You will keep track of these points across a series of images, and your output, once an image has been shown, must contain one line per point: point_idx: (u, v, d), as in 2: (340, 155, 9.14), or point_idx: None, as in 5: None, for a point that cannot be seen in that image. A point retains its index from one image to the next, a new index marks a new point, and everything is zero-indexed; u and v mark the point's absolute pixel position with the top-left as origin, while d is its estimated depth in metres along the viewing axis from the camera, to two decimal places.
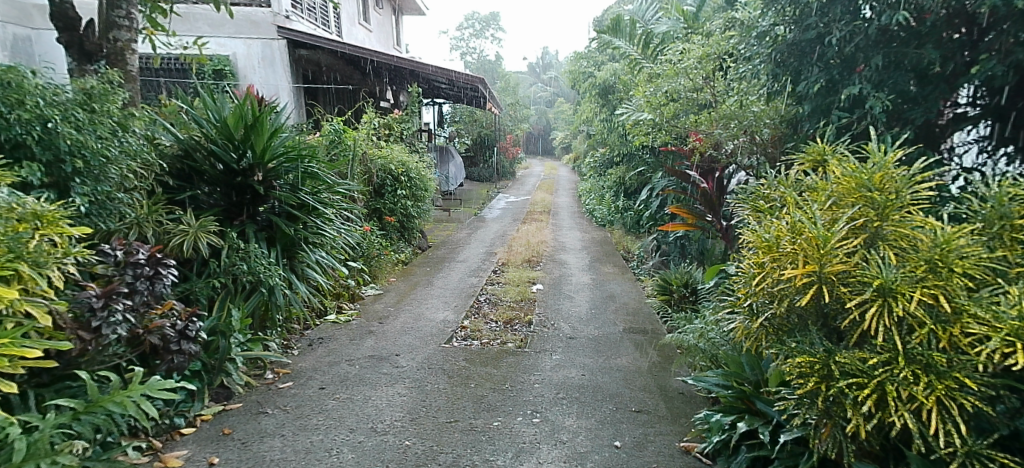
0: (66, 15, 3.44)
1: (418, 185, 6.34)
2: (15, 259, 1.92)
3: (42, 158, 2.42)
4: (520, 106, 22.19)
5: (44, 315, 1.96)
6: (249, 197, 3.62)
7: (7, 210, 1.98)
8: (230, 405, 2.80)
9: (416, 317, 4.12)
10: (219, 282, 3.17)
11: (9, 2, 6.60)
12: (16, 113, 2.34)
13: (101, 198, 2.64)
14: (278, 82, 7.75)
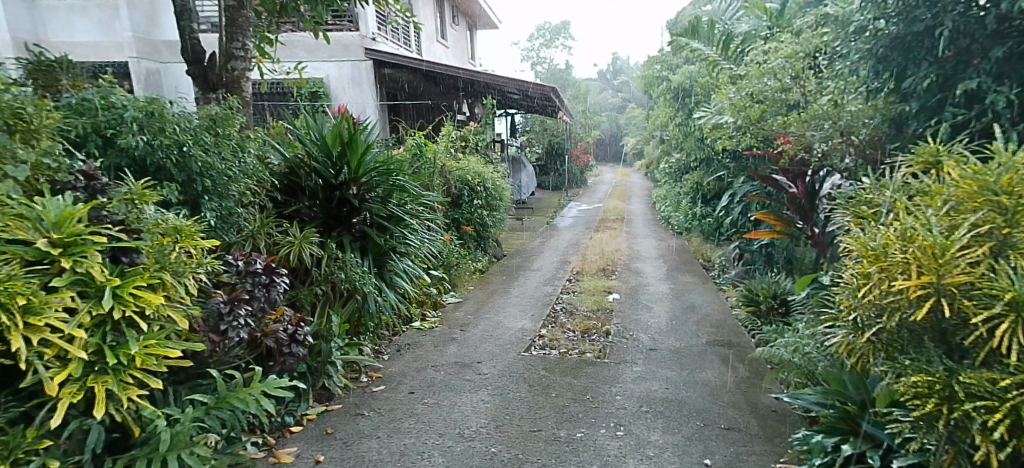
0: (194, 49, 3.85)
1: (494, 194, 6.48)
2: (160, 269, 2.05)
3: (179, 178, 2.70)
4: (590, 113, 22.07)
5: (183, 320, 2.06)
6: (347, 210, 3.83)
7: (154, 226, 2.18)
8: (331, 406, 2.99)
9: (494, 325, 4.21)
10: (321, 290, 3.39)
11: (144, 40, 7.65)
12: (158, 139, 2.61)
13: (225, 213, 2.91)
14: (365, 101, 8.19)
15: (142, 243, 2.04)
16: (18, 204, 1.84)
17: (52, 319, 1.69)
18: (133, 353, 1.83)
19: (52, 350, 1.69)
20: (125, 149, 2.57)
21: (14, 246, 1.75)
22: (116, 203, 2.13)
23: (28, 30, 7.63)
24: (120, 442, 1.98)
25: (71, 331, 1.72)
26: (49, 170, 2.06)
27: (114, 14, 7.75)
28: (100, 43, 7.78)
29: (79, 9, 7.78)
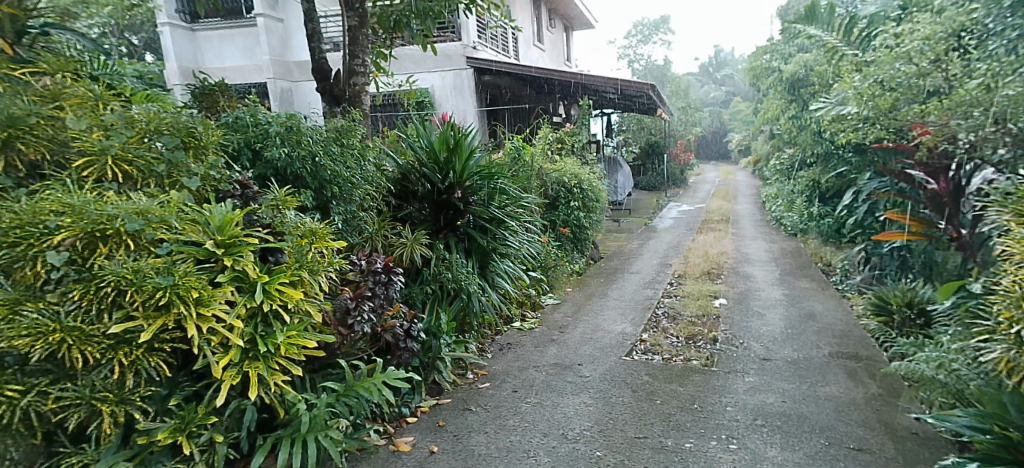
0: (321, 67, 4.22)
1: (591, 195, 6.44)
2: (299, 267, 2.24)
3: (312, 185, 2.97)
4: (690, 109, 21.25)
5: (317, 313, 2.24)
6: (452, 213, 4.01)
7: (295, 228, 2.39)
8: (442, 400, 3.11)
9: (594, 328, 4.18)
10: (431, 289, 3.56)
11: (279, 63, 8.56)
12: (296, 150, 2.88)
13: (350, 217, 3.15)
14: (467, 108, 8.50)
15: (284, 244, 2.25)
16: (191, 209, 2.11)
17: (218, 310, 1.90)
18: (278, 342, 2.03)
19: (216, 338, 1.90)
20: (271, 160, 2.88)
21: (187, 246, 2.00)
22: (264, 209, 2.40)
23: (188, 57, 8.75)
24: (267, 423, 2.20)
25: (232, 321, 1.92)
26: (214, 181, 2.36)
27: (255, 40, 8.71)
28: (244, 65, 8.73)
29: (229, 37, 8.82)
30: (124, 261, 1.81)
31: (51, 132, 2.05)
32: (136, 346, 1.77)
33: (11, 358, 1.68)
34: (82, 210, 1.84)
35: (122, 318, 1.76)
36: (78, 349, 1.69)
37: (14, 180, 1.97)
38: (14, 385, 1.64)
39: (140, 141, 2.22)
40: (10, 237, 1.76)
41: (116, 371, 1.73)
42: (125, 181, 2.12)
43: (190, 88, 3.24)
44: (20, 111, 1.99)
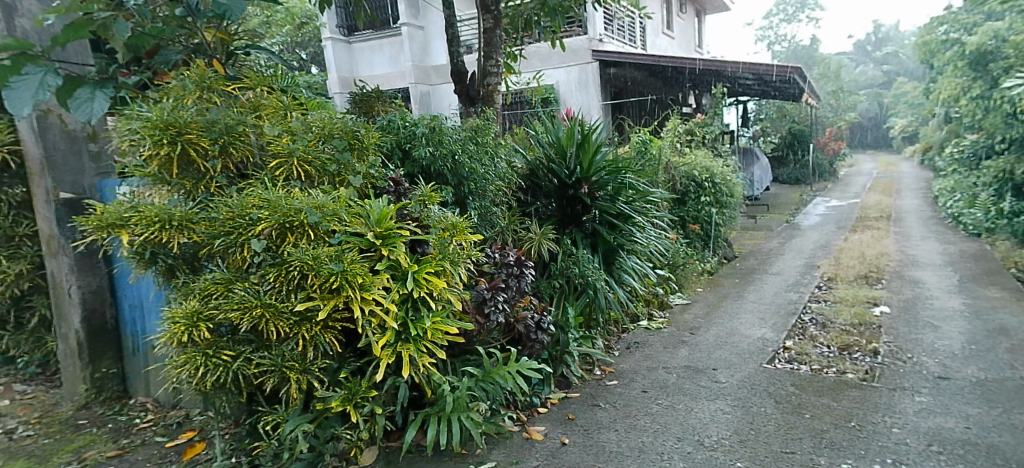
0: (458, 70, 4.45)
1: (724, 190, 6.10)
2: (443, 258, 2.37)
3: (452, 182, 3.15)
4: (842, 92, 19.26)
5: (457, 301, 2.37)
6: (579, 208, 3.98)
7: (439, 221, 2.53)
8: (571, 394, 3.06)
9: (729, 332, 3.98)
10: (558, 283, 3.57)
11: (419, 68, 9.14)
12: (437, 149, 3.07)
13: (483, 212, 3.27)
14: (591, 102, 8.48)
15: (430, 236, 2.40)
16: (356, 204, 2.34)
17: (377, 294, 2.09)
18: (426, 327, 2.19)
19: (376, 320, 2.10)
20: (418, 159, 3.10)
21: (353, 236, 2.22)
22: (413, 204, 2.58)
23: (345, 67, 9.69)
24: (416, 400, 2.39)
25: (388, 305, 2.10)
26: (374, 178, 2.61)
27: (400, 48, 9.41)
28: (390, 72, 9.46)
29: (378, 46, 9.59)
30: (306, 249, 2.06)
31: (253, 138, 2.40)
32: (315, 323, 2.02)
33: (225, 329, 2.04)
34: (276, 204, 2.11)
35: (304, 298, 2.02)
36: (272, 323, 1.98)
37: (227, 179, 2.35)
38: (227, 350, 2.00)
39: (319, 143, 2.51)
40: (225, 227, 2.11)
41: (300, 344, 2.00)
42: (306, 179, 2.41)
43: (352, 96, 3.60)
44: (233, 120, 2.33)
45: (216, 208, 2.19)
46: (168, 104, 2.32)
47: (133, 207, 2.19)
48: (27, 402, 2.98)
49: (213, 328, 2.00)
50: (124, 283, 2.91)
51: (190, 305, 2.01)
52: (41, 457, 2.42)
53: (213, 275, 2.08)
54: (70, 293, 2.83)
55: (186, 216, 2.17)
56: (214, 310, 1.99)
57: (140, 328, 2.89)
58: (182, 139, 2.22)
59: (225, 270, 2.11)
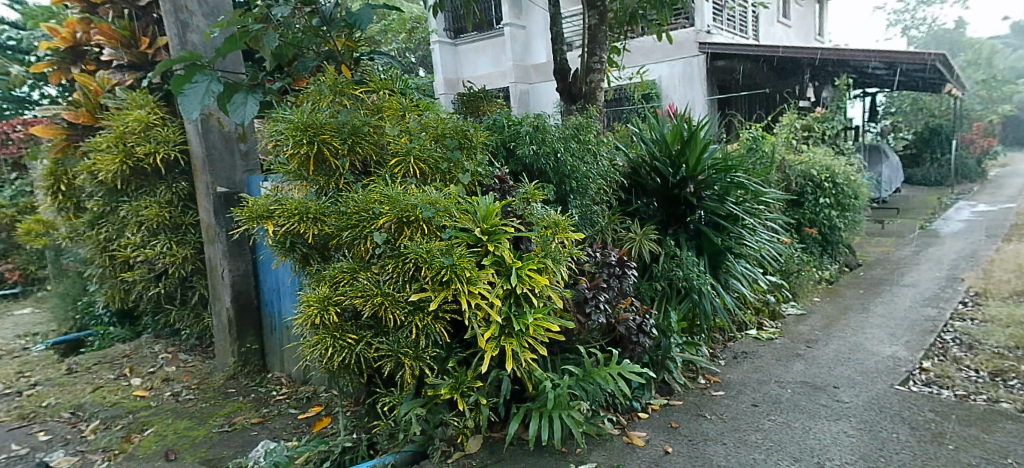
0: (561, 66, 4.45)
1: (847, 192, 5.58)
2: (545, 256, 2.37)
3: (553, 179, 3.14)
4: (995, 82, 17.02)
5: (559, 299, 2.37)
6: (683, 209, 3.80)
7: (541, 219, 2.54)
8: (673, 401, 2.92)
9: (853, 348, 3.67)
10: (660, 286, 3.42)
11: (519, 67, 9.31)
12: (540, 147, 3.09)
13: (585, 210, 3.24)
14: (696, 97, 8.17)
15: (533, 233, 2.42)
16: (464, 201, 2.42)
17: (482, 289, 2.15)
18: (529, 322, 2.21)
19: (481, 313, 2.15)
20: (522, 157, 3.13)
21: (461, 232, 2.31)
22: (517, 201, 2.61)
23: (450, 69, 10.12)
24: (519, 394, 2.42)
25: (492, 299, 2.15)
26: (481, 175, 2.70)
27: (502, 48, 9.64)
28: (491, 72, 9.72)
29: (481, 48, 9.89)
30: (420, 243, 2.17)
31: (376, 138, 2.57)
32: (427, 313, 2.13)
33: (349, 314, 2.22)
34: (395, 200, 2.25)
35: (417, 289, 2.13)
36: (390, 312, 2.12)
37: (353, 176, 2.53)
38: (352, 334, 2.18)
39: (433, 143, 2.64)
40: (352, 220, 2.29)
41: (413, 332, 2.12)
42: (421, 176, 2.54)
43: (459, 96, 3.73)
44: (359, 122, 2.52)
45: (343, 203, 2.37)
46: (307, 108, 2.56)
47: (277, 201, 2.45)
48: (188, 370, 3.47)
49: (339, 312, 2.19)
50: (265, 269, 3.24)
51: (322, 290, 2.21)
52: (200, 418, 2.80)
53: (340, 264, 2.27)
54: (224, 276, 3.21)
55: (319, 209, 2.38)
56: (341, 296, 2.17)
57: (276, 308, 3.21)
58: (317, 140, 2.44)
59: (350, 259, 2.29)
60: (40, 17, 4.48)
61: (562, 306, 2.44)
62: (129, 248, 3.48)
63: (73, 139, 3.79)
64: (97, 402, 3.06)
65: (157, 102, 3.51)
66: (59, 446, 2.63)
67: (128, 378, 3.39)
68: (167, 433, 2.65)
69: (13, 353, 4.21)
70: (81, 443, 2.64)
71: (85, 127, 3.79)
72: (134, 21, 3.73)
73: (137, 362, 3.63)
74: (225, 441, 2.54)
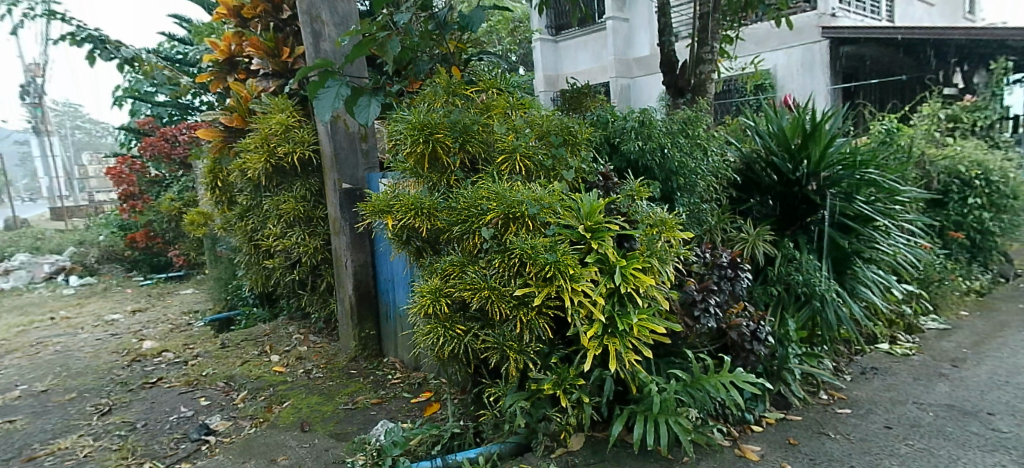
0: (668, 58, 4.28)
1: (1004, 191, 4.88)
2: (650, 255, 2.31)
3: (660, 176, 3.05)
4: None
5: (664, 300, 2.30)
6: (803, 208, 3.53)
7: (648, 217, 2.47)
8: (791, 416, 2.72)
9: (1012, 370, 3.23)
10: (776, 291, 3.20)
11: (620, 61, 9.19)
12: (647, 143, 3.00)
13: (693, 209, 3.11)
14: (816, 86, 7.57)
15: (638, 231, 2.36)
16: (568, 198, 2.43)
17: (585, 286, 2.13)
18: (633, 323, 2.16)
19: (584, 311, 2.14)
20: (627, 153, 3.06)
21: (564, 228, 2.31)
22: (622, 198, 2.56)
23: (551, 66, 10.32)
24: (621, 396, 2.36)
25: (595, 297, 2.13)
26: (585, 172, 2.70)
27: (603, 43, 9.58)
28: (593, 67, 9.73)
29: (582, 43, 9.93)
30: (526, 239, 2.20)
31: (485, 136, 2.65)
32: (531, 308, 2.16)
33: (458, 305, 2.32)
34: (501, 196, 2.30)
35: (522, 284, 2.17)
36: (496, 305, 2.18)
37: (463, 174, 2.63)
38: (461, 325, 2.28)
39: (539, 140, 2.66)
40: (462, 215, 2.37)
41: (517, 326, 2.16)
42: (526, 173, 2.56)
43: (563, 93, 3.73)
44: (469, 121, 2.61)
45: (454, 199, 2.47)
46: (423, 108, 2.69)
47: (395, 197, 2.61)
48: (317, 350, 3.79)
49: (450, 303, 2.29)
50: (382, 260, 3.45)
51: (434, 282, 2.33)
52: (327, 395, 3.04)
53: (450, 257, 2.37)
54: (347, 265, 3.46)
55: (432, 205, 2.50)
56: (451, 288, 2.28)
57: (391, 297, 3.41)
58: (432, 138, 2.56)
59: (460, 253, 2.38)
60: (203, 34, 5.11)
61: (668, 307, 2.35)
62: (271, 238, 3.87)
63: (228, 141, 4.23)
64: (245, 374, 3.44)
65: (294, 106, 3.85)
66: (215, 411, 2.99)
67: (269, 354, 3.77)
68: (301, 406, 2.91)
69: (180, 327, 4.86)
70: (233, 409, 2.98)
71: (236, 130, 4.24)
72: (275, 32, 4.10)
73: (275, 340, 4.03)
74: (350, 417, 2.75)
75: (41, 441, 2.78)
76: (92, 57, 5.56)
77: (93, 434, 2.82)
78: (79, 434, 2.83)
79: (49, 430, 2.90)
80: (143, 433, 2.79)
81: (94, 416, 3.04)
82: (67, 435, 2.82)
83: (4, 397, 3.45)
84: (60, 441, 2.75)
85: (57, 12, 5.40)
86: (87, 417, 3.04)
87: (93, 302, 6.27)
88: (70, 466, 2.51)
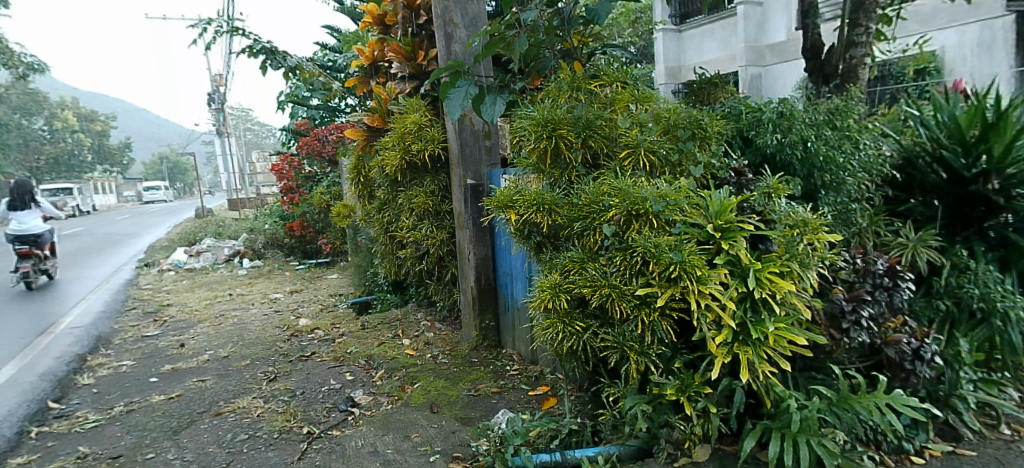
0: (813, 44, 3.89)
1: None
2: (789, 259, 2.12)
3: (801, 173, 2.78)
4: None
5: (806, 309, 2.10)
6: (982, 210, 2.99)
7: (787, 217, 2.28)
8: (962, 450, 2.34)
9: None
10: (944, 305, 2.75)
11: (751, 48, 8.64)
12: (788, 137, 2.75)
13: (841, 209, 2.80)
14: (997, 69, 6.52)
15: (775, 232, 2.18)
16: (696, 195, 2.31)
17: (713, 289, 2.01)
18: (768, 332, 1.99)
19: (711, 315, 2.02)
20: (762, 148, 2.85)
21: (691, 227, 2.20)
22: (757, 197, 2.39)
23: (673, 57, 10.09)
24: (754, 409, 2.17)
25: (725, 301, 2.00)
26: (715, 168, 2.56)
27: (732, 30, 9.08)
28: (720, 56, 9.31)
29: (710, 31, 9.52)
30: (649, 237, 2.13)
31: (608, 131, 2.60)
32: (653, 309, 2.08)
33: (577, 301, 2.31)
34: (625, 192, 2.24)
35: (644, 283, 2.10)
36: (617, 303, 2.13)
37: (585, 170, 2.60)
38: (580, 322, 2.26)
39: (664, 135, 2.55)
40: (584, 211, 2.36)
41: (639, 327, 2.10)
42: (651, 169, 2.48)
43: (690, 85, 3.57)
44: (593, 116, 2.58)
45: (576, 195, 2.46)
46: (548, 104, 2.70)
47: (518, 193, 2.66)
48: (442, 337, 3.97)
49: (569, 299, 2.28)
50: (502, 254, 3.53)
51: (554, 277, 2.34)
52: (452, 381, 3.18)
53: (571, 253, 2.36)
54: (470, 258, 3.59)
55: (553, 200, 2.52)
56: (570, 284, 2.27)
57: (510, 291, 3.48)
58: (555, 134, 2.56)
59: (580, 250, 2.37)
60: (350, 42, 5.57)
61: (810, 317, 2.14)
62: (404, 230, 4.12)
63: (369, 140, 4.54)
64: (382, 354, 3.71)
65: (426, 106, 4.06)
66: (359, 386, 3.26)
67: (401, 338, 4.02)
68: (430, 389, 3.07)
69: (328, 307, 5.38)
70: (373, 386, 3.23)
71: (378, 130, 4.54)
72: (413, 37, 4.34)
73: (406, 325, 4.29)
74: (473, 404, 2.85)
75: (225, 399, 3.21)
76: (263, 68, 6.27)
77: (263, 397, 3.20)
78: (253, 396, 3.22)
79: (230, 390, 3.34)
80: (301, 400, 3.11)
81: (264, 381, 3.45)
82: (244, 396, 3.23)
83: (197, 359, 4.04)
84: (239, 401, 3.15)
85: (239, 28, 6.14)
86: (258, 381, 3.46)
87: (260, 282, 7.13)
88: (247, 423, 2.87)
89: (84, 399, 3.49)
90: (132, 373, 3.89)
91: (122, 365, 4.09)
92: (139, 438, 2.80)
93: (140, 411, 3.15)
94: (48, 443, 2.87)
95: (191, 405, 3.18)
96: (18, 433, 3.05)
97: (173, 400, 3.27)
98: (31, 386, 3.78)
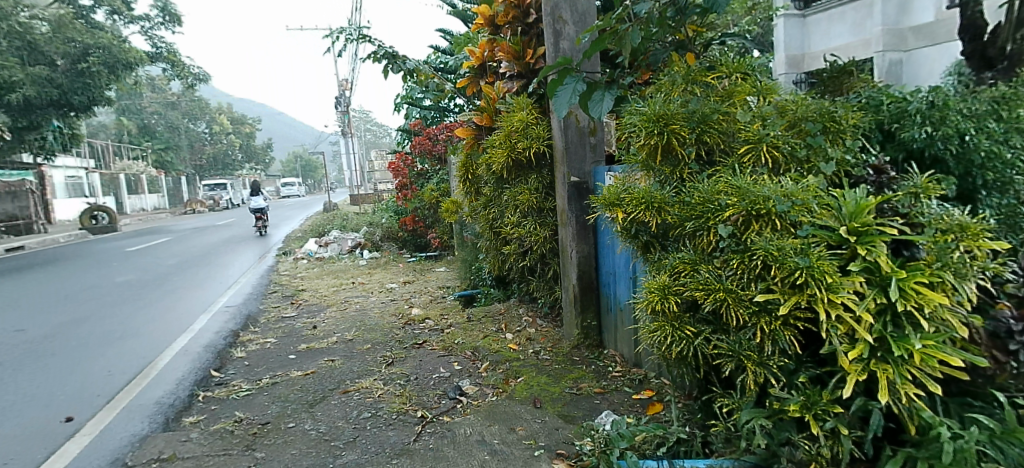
0: (974, 24, 3.41)
1: None
2: (941, 267, 1.87)
3: (956, 171, 2.47)
4: None
5: (962, 327, 1.84)
6: None
7: (939, 220, 2.03)
8: None
9: None
10: None
11: (890, 32, 7.86)
12: (940, 129, 2.43)
13: (1007, 212, 2.46)
14: None
15: (924, 237, 1.94)
16: (827, 194, 2.12)
17: (846, 299, 1.83)
18: (914, 349, 1.76)
19: (843, 327, 1.83)
20: (906, 142, 2.54)
21: (821, 230, 2.02)
22: (901, 197, 2.13)
23: (796, 45, 9.47)
24: (894, 434, 1.93)
25: (861, 313, 1.81)
26: (850, 165, 2.33)
27: (867, 12, 8.27)
28: (851, 42, 8.58)
29: (840, 15, 8.83)
30: (771, 239, 1.99)
31: (726, 125, 2.46)
32: (775, 317, 1.94)
33: (687, 305, 2.21)
34: (745, 190, 2.11)
35: (764, 289, 1.96)
36: (732, 308, 2.01)
37: (698, 167, 2.48)
38: (690, 326, 2.16)
39: (789, 129, 2.37)
40: (696, 210, 2.25)
41: (758, 335, 1.96)
42: (773, 165, 2.31)
43: (820, 74, 3.28)
44: (709, 109, 2.45)
45: (688, 193, 2.35)
46: (660, 98, 2.61)
47: (626, 191, 2.60)
48: (544, 333, 3.98)
49: (679, 302, 2.20)
50: (605, 252, 3.48)
51: (662, 278, 2.26)
52: (555, 377, 3.18)
53: (682, 254, 2.27)
54: (572, 256, 3.57)
55: (662, 199, 2.43)
56: (681, 286, 2.18)
57: (612, 291, 3.42)
58: (667, 130, 2.46)
59: (692, 251, 2.27)
60: (462, 43, 5.75)
61: (967, 335, 1.90)
62: (509, 227, 4.18)
63: (478, 139, 4.69)
64: (487, 346, 3.79)
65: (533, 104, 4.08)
66: (467, 376, 3.35)
67: (505, 332, 4.09)
68: (533, 384, 3.09)
69: (437, 298, 5.61)
70: (480, 377, 3.31)
71: (485, 128, 4.67)
72: (523, 37, 4.39)
73: (509, 320, 4.36)
74: (576, 402, 2.83)
75: (351, 379, 3.44)
76: (385, 72, 6.65)
77: (383, 379, 3.39)
78: (374, 378, 3.42)
79: (355, 371, 3.58)
80: (416, 385, 3.26)
81: (383, 365, 3.66)
82: (367, 377, 3.44)
83: (328, 341, 4.37)
84: (363, 381, 3.37)
85: (366, 35, 6.56)
86: (379, 364, 3.67)
87: (378, 272, 7.59)
88: (370, 402, 3.05)
89: (238, 369, 3.90)
90: (276, 349, 4.29)
91: (267, 342, 4.53)
92: (282, 408, 3.07)
93: (283, 384, 3.46)
94: (212, 406, 3.24)
95: (323, 381, 3.44)
96: (190, 395, 3.47)
97: (309, 376, 3.56)
98: (198, 355, 4.30)
